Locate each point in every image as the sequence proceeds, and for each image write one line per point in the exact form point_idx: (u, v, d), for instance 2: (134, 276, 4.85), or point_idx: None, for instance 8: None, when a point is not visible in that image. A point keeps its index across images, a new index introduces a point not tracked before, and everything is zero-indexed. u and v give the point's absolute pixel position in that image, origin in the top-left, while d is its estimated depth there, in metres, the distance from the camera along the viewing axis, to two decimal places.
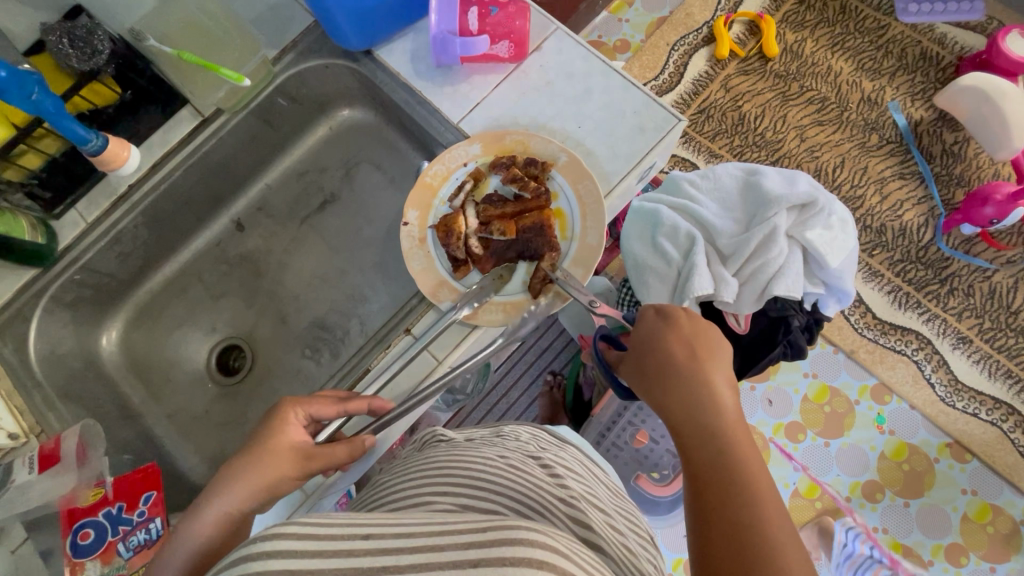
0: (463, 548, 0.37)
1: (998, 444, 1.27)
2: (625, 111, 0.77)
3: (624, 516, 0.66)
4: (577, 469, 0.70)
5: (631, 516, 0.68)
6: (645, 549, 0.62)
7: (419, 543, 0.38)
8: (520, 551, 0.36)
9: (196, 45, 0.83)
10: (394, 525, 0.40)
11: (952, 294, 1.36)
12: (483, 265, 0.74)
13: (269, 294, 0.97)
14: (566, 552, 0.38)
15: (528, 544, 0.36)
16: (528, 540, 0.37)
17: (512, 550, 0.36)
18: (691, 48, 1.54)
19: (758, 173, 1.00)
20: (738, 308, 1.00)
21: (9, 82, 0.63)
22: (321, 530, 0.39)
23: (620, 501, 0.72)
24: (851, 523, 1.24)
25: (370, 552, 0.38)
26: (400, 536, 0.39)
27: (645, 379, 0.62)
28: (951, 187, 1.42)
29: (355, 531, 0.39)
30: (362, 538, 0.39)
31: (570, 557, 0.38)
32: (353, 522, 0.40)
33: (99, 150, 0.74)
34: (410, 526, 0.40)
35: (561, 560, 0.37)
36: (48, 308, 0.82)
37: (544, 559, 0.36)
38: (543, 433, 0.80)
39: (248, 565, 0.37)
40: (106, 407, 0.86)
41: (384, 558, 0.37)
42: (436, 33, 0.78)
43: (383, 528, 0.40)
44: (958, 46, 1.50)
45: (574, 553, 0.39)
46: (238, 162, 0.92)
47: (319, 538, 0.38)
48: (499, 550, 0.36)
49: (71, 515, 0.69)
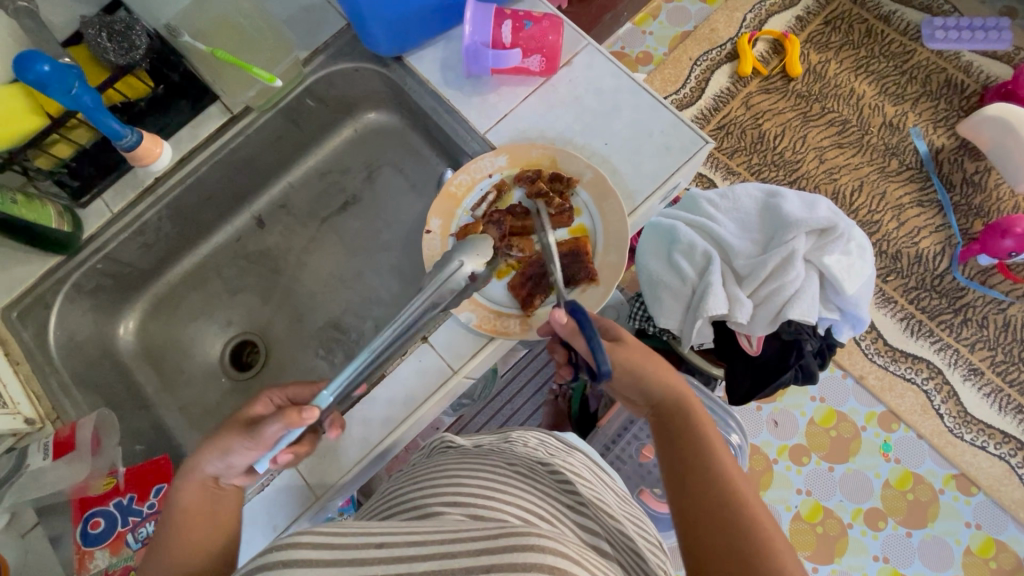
0: (475, 554, 0.38)
1: (1005, 479, 1.26)
2: (652, 130, 0.77)
3: (632, 521, 0.66)
4: (584, 475, 0.70)
5: (638, 522, 0.68)
6: (653, 553, 0.62)
7: (429, 552, 0.38)
8: (530, 557, 0.37)
9: (228, 42, 0.84)
10: (406, 534, 0.40)
11: (965, 325, 1.35)
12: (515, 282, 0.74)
13: (286, 291, 0.98)
14: (576, 557, 0.39)
15: (539, 550, 0.37)
16: (540, 545, 0.37)
17: (522, 556, 0.37)
18: (714, 64, 1.54)
19: (778, 196, 1.00)
20: (751, 329, 0.99)
21: (52, 77, 0.64)
22: (334, 539, 0.39)
23: (628, 506, 0.72)
24: (851, 550, 1.23)
25: (383, 561, 0.38)
26: (412, 544, 0.39)
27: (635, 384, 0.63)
28: (970, 217, 1.41)
29: (370, 540, 0.40)
30: (375, 547, 0.39)
31: (579, 561, 0.39)
32: (367, 531, 0.40)
33: (133, 145, 0.75)
34: (423, 534, 0.40)
35: (572, 566, 0.37)
36: (69, 295, 0.83)
37: (555, 564, 0.37)
38: (550, 438, 0.79)
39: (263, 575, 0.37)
40: (121, 396, 0.87)
41: (398, 566, 0.38)
42: (469, 44, 0.79)
43: (395, 536, 0.40)
44: (984, 75, 1.49)
45: (583, 558, 0.40)
46: (263, 160, 0.93)
47: (334, 548, 0.38)
48: (510, 555, 0.37)
49: (83, 504, 0.71)
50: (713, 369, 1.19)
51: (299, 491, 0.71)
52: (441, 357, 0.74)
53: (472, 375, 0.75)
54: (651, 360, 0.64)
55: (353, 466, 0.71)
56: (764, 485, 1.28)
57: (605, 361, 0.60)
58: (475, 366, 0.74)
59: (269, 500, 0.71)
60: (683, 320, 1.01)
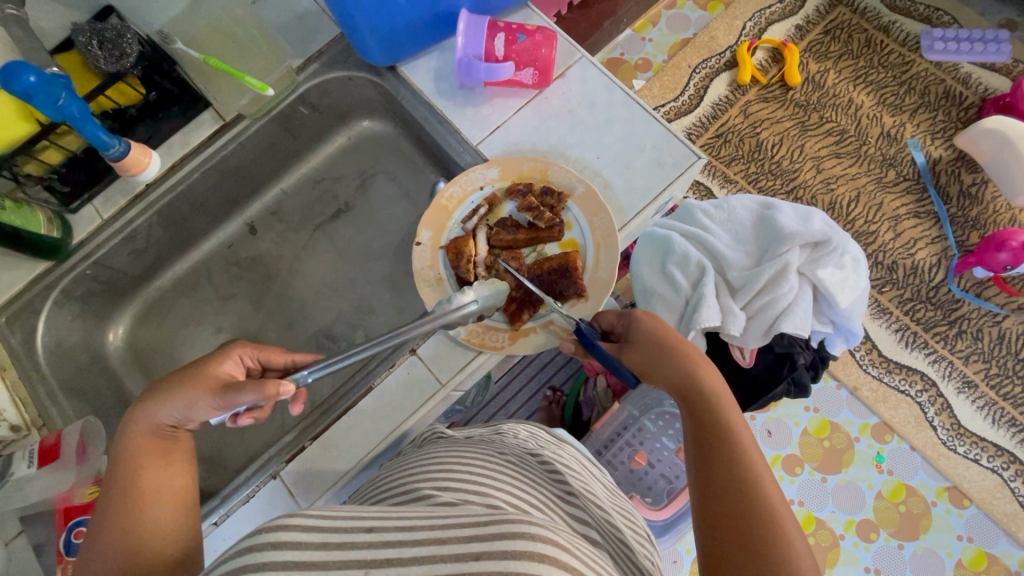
0: (465, 541, 0.37)
1: (997, 492, 1.26)
2: (645, 144, 0.77)
3: (621, 514, 0.65)
4: (575, 466, 0.69)
5: (628, 515, 0.67)
6: (642, 545, 0.60)
7: (419, 537, 0.38)
8: (520, 545, 0.36)
9: (222, 50, 0.84)
10: (396, 519, 0.40)
11: (960, 337, 1.35)
12: (506, 305, 0.73)
13: (277, 298, 0.97)
14: (566, 547, 0.38)
15: (528, 538, 0.36)
16: (529, 534, 0.37)
17: (512, 544, 0.36)
18: (713, 71, 1.54)
19: (773, 208, 0.99)
20: (744, 341, 0.98)
21: (38, 88, 0.63)
22: (323, 522, 0.39)
23: (617, 499, 0.71)
24: (842, 561, 1.23)
25: (372, 546, 0.38)
26: (402, 530, 0.39)
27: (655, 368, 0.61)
28: (967, 229, 1.41)
29: (359, 524, 0.39)
30: (364, 532, 0.39)
31: (569, 550, 0.38)
32: (357, 515, 0.40)
33: (121, 155, 0.75)
34: (413, 520, 0.40)
35: (561, 555, 0.37)
36: (58, 301, 0.83)
37: (545, 553, 0.36)
38: (541, 432, 0.78)
39: (250, 558, 0.37)
40: (109, 402, 0.86)
41: (386, 551, 0.38)
42: (461, 56, 0.79)
43: (386, 522, 0.40)
44: (982, 87, 1.49)
45: (573, 547, 0.40)
46: (255, 166, 0.93)
47: (323, 530, 0.38)
48: (500, 543, 0.36)
49: (66, 513, 0.69)
50: None
51: (284, 502, 0.71)
52: (430, 369, 0.73)
53: (461, 388, 0.75)
54: (670, 345, 0.62)
55: (340, 478, 0.71)
56: None
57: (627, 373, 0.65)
58: (464, 379, 0.73)
59: (254, 510, 0.71)
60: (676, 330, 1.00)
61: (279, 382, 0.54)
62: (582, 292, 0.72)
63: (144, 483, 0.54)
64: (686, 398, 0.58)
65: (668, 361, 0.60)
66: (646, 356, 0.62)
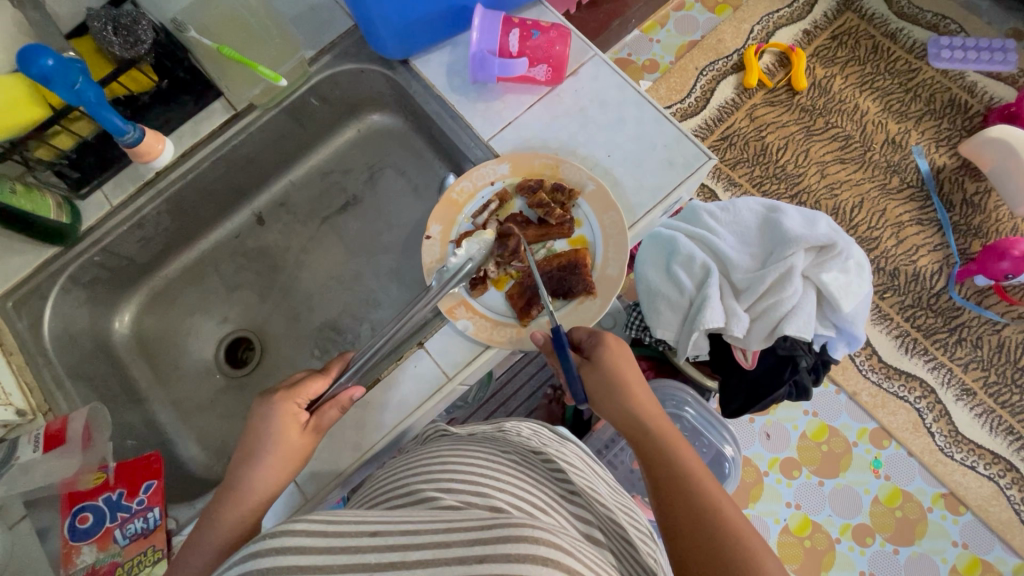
0: (469, 543, 0.37)
1: (993, 499, 1.26)
2: (656, 143, 0.77)
3: (625, 512, 0.64)
4: (578, 464, 0.69)
5: (631, 514, 0.66)
6: (645, 543, 0.59)
7: (423, 541, 0.38)
8: (523, 547, 0.36)
9: (235, 40, 0.84)
10: (400, 522, 0.40)
11: (960, 344, 1.35)
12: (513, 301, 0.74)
13: (283, 289, 0.98)
14: (570, 549, 0.38)
15: (532, 540, 0.37)
16: (533, 536, 0.37)
17: (516, 546, 0.36)
18: (720, 74, 1.54)
19: (779, 211, 0.98)
20: (747, 343, 0.99)
21: (56, 71, 0.64)
22: (328, 527, 0.39)
23: (620, 498, 0.70)
24: (838, 565, 1.23)
25: (377, 549, 0.38)
26: (406, 533, 0.39)
27: (608, 393, 0.63)
28: (969, 238, 1.41)
29: (363, 528, 0.40)
30: (368, 536, 0.39)
31: (572, 553, 0.38)
32: (362, 519, 0.40)
33: (135, 142, 0.75)
34: (418, 522, 0.40)
35: (565, 558, 0.37)
36: (66, 287, 0.83)
37: (549, 556, 0.36)
38: (544, 429, 0.78)
39: (256, 562, 0.38)
40: (115, 389, 0.87)
41: (391, 555, 0.38)
42: (475, 51, 0.79)
43: (390, 525, 0.40)
44: (988, 96, 1.49)
45: (578, 549, 0.40)
46: (265, 158, 0.93)
47: (327, 535, 0.39)
48: (503, 546, 0.37)
49: (72, 498, 0.70)
50: (708, 381, 1.18)
51: (288, 493, 0.71)
52: (436, 363, 0.73)
53: (467, 382, 0.75)
54: (625, 372, 0.64)
55: (344, 470, 0.71)
56: (754, 496, 1.28)
57: (580, 391, 0.66)
58: (472, 373, 0.74)
59: None
60: (680, 331, 1.00)
61: (352, 393, 0.67)
62: (591, 289, 0.72)
63: (224, 506, 0.61)
64: (646, 432, 0.61)
65: (631, 396, 0.63)
66: (602, 383, 0.64)
